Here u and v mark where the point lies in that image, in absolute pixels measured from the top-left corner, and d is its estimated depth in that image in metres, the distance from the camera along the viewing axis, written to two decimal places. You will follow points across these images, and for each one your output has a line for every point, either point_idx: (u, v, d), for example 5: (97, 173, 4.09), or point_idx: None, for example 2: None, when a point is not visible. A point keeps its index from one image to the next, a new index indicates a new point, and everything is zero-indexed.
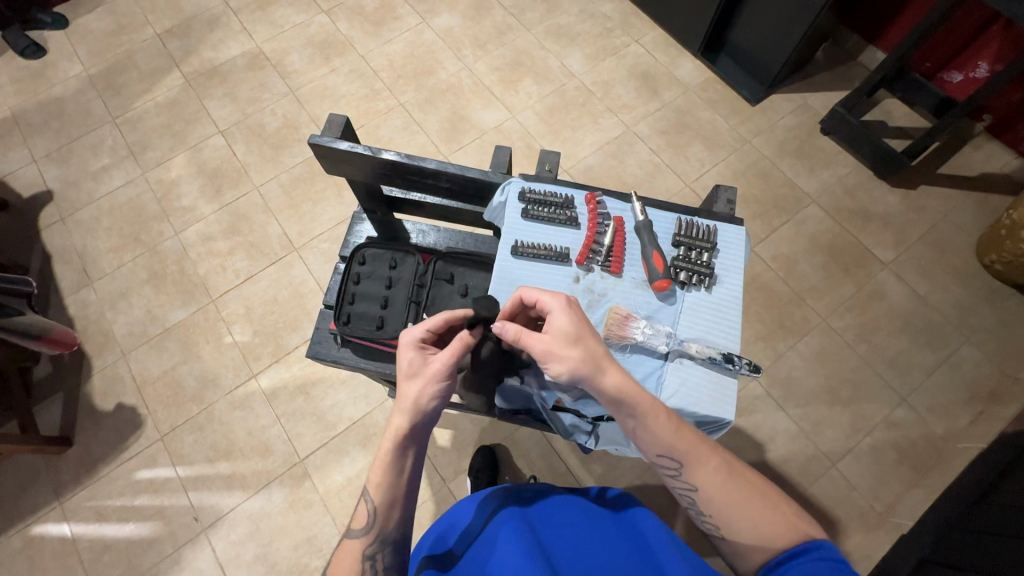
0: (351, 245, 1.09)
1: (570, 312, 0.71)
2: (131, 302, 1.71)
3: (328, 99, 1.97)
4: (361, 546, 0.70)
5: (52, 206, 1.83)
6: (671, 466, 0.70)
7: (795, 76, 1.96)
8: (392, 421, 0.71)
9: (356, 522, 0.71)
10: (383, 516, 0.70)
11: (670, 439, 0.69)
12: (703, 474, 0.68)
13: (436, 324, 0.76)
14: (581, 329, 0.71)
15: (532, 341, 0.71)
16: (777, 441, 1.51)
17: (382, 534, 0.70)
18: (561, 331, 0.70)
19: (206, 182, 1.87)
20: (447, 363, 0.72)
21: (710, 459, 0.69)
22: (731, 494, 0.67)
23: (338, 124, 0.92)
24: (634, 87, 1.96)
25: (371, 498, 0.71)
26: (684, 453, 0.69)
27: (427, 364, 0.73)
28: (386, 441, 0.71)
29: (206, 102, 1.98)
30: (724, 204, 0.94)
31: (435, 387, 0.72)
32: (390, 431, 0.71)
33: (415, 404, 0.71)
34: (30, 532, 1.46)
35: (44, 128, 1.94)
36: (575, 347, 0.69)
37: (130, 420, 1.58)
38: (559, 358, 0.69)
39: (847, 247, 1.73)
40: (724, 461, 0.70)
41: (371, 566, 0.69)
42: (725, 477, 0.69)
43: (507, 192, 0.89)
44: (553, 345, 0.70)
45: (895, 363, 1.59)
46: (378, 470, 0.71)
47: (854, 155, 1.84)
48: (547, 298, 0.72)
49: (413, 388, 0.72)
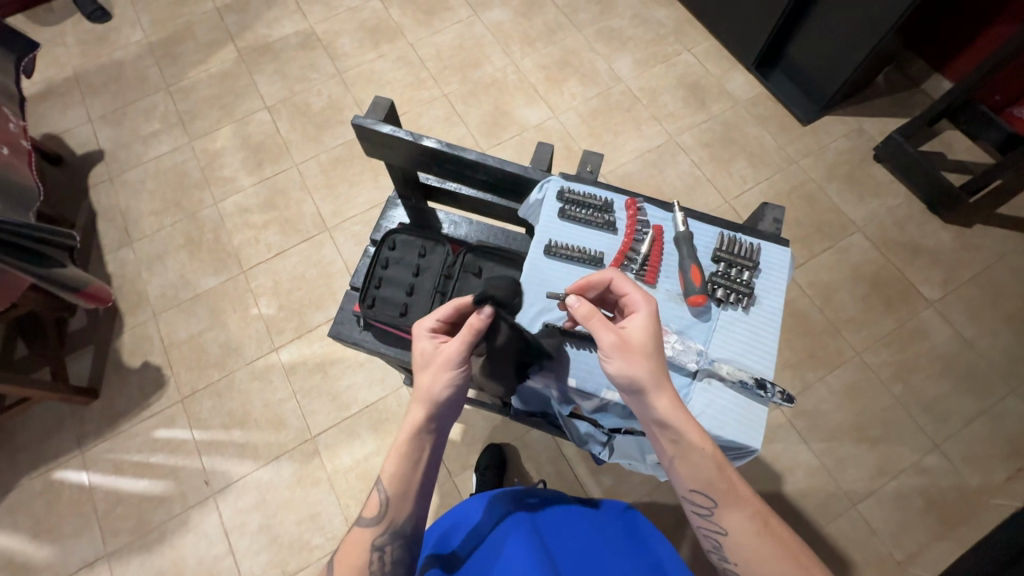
0: (382, 229, 1.09)
1: (653, 318, 0.70)
2: (166, 265, 1.76)
3: (374, 84, 1.99)
4: (372, 536, 0.69)
5: (102, 165, 1.90)
6: (704, 505, 0.67)
7: (852, 99, 1.88)
8: (408, 413, 0.69)
9: (367, 511, 0.70)
10: (395, 507, 0.69)
11: (711, 476, 0.66)
12: (736, 519, 0.66)
13: (446, 312, 0.73)
14: (657, 339, 0.69)
15: (605, 330, 0.68)
16: (796, 473, 1.45)
17: (393, 526, 0.69)
18: (637, 331, 0.69)
19: (248, 156, 1.91)
20: (459, 350, 0.69)
21: (746, 506, 0.67)
22: (763, 546, 0.65)
23: (383, 107, 0.92)
24: (682, 96, 1.92)
25: (384, 489, 0.69)
26: (722, 494, 0.66)
27: (440, 352, 0.70)
28: (401, 432, 0.70)
29: (256, 78, 2.02)
30: (769, 223, 0.91)
31: (448, 376, 0.69)
32: (407, 421, 0.69)
33: (428, 393, 0.68)
34: (50, 477, 1.52)
35: (102, 89, 2.02)
36: (650, 354, 0.68)
37: (154, 379, 1.62)
38: (630, 357, 0.67)
39: (891, 281, 1.65)
40: (759, 510, 0.67)
41: (379, 558, 0.69)
42: (758, 527, 0.66)
43: (545, 190, 0.88)
44: (628, 342, 0.68)
45: (932, 408, 1.51)
46: (392, 461, 0.69)
47: (908, 186, 1.76)
48: (637, 296, 0.71)
49: (426, 378, 0.70)
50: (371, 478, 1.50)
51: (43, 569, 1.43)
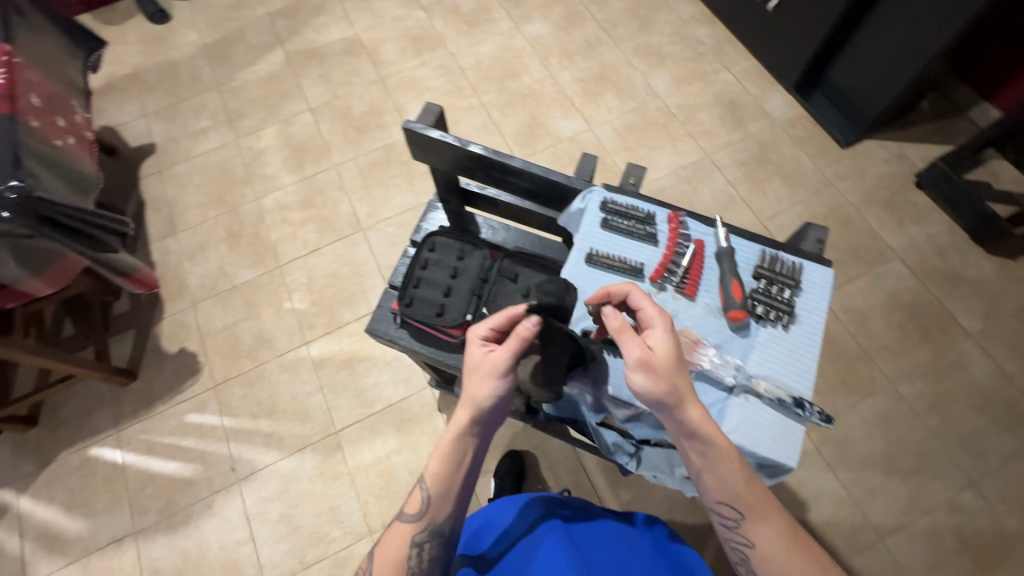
0: (422, 231, 1.12)
1: (672, 333, 0.69)
2: (207, 256, 1.83)
3: (414, 91, 2.05)
4: (411, 533, 0.72)
5: (154, 158, 1.99)
6: (731, 517, 0.67)
7: (894, 123, 1.85)
8: (454, 415, 0.71)
9: (409, 507, 0.73)
10: (436, 506, 0.72)
11: (739, 489, 0.66)
12: (763, 532, 0.66)
13: (499, 322, 0.74)
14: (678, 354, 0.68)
15: (630, 342, 0.66)
16: (821, 502, 1.42)
17: (433, 524, 0.72)
18: (660, 345, 0.67)
19: (290, 155, 1.97)
20: (508, 357, 0.70)
21: (774, 520, 0.67)
22: (790, 561, 0.65)
23: (433, 113, 0.95)
24: (719, 115, 1.91)
25: (427, 487, 0.72)
26: (750, 508, 0.66)
27: (488, 359, 0.71)
28: (447, 434, 0.72)
29: (302, 81, 2.10)
30: (812, 243, 0.91)
31: (494, 384, 0.70)
32: (453, 424, 0.72)
33: (474, 399, 0.70)
34: (87, 453, 1.58)
35: (158, 87, 2.12)
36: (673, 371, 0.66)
37: (189, 365, 1.68)
38: (653, 373, 0.65)
39: (929, 310, 1.61)
40: (788, 525, 0.67)
41: (417, 554, 0.72)
42: (786, 542, 0.66)
43: (587, 200, 0.89)
44: (652, 357, 0.66)
45: (968, 444, 1.46)
46: (436, 460, 0.72)
47: (950, 214, 1.72)
48: (653, 310, 0.70)
49: (473, 384, 0.71)
50: (391, 476, 1.52)
51: (75, 541, 1.49)
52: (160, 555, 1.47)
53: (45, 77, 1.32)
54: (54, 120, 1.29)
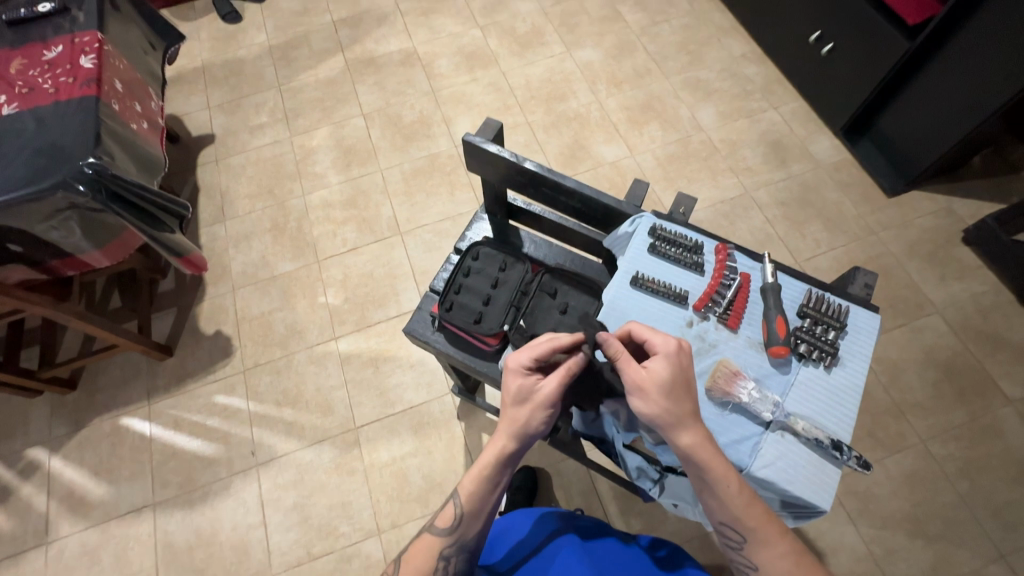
0: (466, 240, 1.16)
1: (675, 362, 0.68)
2: (251, 245, 1.90)
3: (463, 105, 2.11)
4: (441, 546, 0.73)
5: (212, 147, 2.10)
6: (734, 539, 0.66)
7: (944, 176, 1.82)
8: (497, 440, 0.72)
9: (439, 520, 0.74)
10: (467, 523, 0.73)
11: (738, 511, 0.65)
12: (767, 556, 0.65)
13: (541, 352, 0.74)
14: (680, 382, 0.67)
15: (626, 369, 0.68)
16: (839, 555, 1.37)
17: (462, 541, 0.73)
18: (659, 373, 0.67)
19: (339, 156, 2.05)
20: (556, 388, 0.72)
21: (777, 542, 0.65)
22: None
23: (492, 128, 0.98)
24: (763, 153, 1.92)
25: (460, 503, 0.73)
26: (751, 531, 0.65)
27: (537, 390, 0.72)
28: (488, 459, 0.73)
29: (358, 87, 2.19)
30: (860, 287, 0.90)
31: (544, 415, 0.72)
32: (496, 450, 0.72)
33: (525, 428, 0.72)
34: (119, 421, 1.64)
35: (223, 82, 2.23)
36: (671, 397, 0.66)
37: (223, 348, 1.74)
38: (647, 397, 0.66)
39: (967, 370, 1.56)
40: (794, 548, 0.65)
41: (444, 566, 0.73)
42: (792, 566, 0.64)
43: (636, 224, 0.92)
44: (646, 382, 0.67)
45: (1000, 514, 1.40)
46: (471, 480, 0.73)
47: (996, 274, 1.68)
48: (657, 339, 0.70)
49: (522, 412, 0.72)
50: (404, 478, 1.54)
51: (97, 506, 1.54)
52: (175, 529, 1.51)
53: (128, 65, 1.41)
54: (132, 105, 1.37)
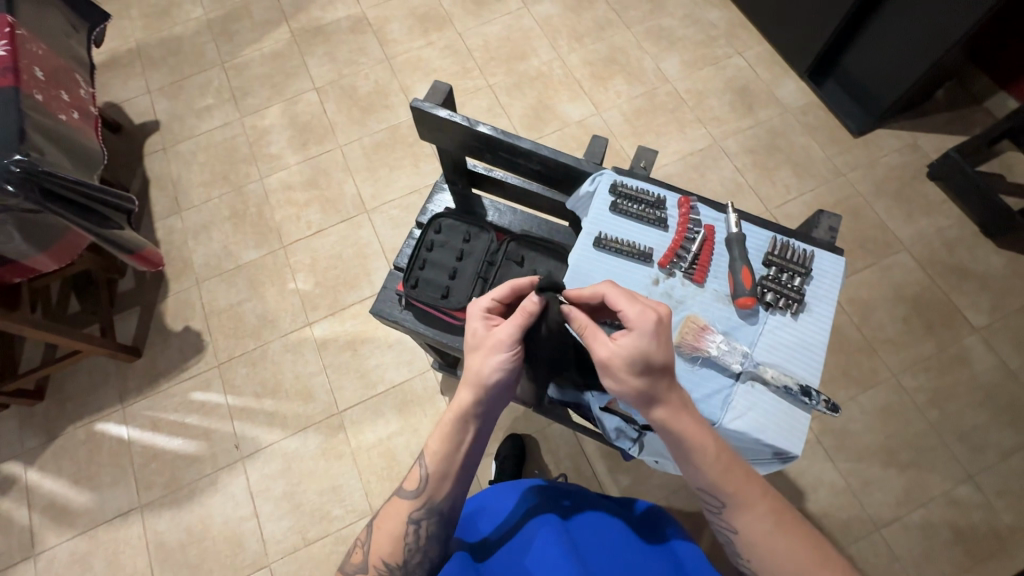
0: (428, 212, 1.12)
1: (649, 338, 0.64)
2: (211, 236, 1.82)
3: (420, 71, 2.02)
4: (409, 509, 0.72)
5: (157, 135, 1.98)
6: (714, 503, 0.67)
7: (908, 112, 1.82)
8: (456, 394, 0.72)
9: (408, 484, 0.74)
10: (435, 483, 0.72)
11: (715, 477, 0.66)
12: (747, 518, 0.65)
13: (502, 294, 0.75)
14: (653, 360, 0.64)
15: (595, 346, 0.67)
16: (819, 492, 1.42)
17: (431, 502, 0.72)
18: (629, 351, 0.64)
19: (295, 134, 1.96)
20: (511, 333, 0.70)
21: (757, 504, 0.66)
22: (777, 545, 0.64)
23: (441, 92, 0.94)
24: (729, 100, 1.88)
25: (426, 464, 0.73)
26: (730, 495, 0.66)
27: (491, 336, 0.72)
28: (449, 413, 0.72)
29: (307, 59, 2.07)
30: (824, 231, 0.90)
31: (498, 360, 0.70)
32: (455, 404, 0.72)
33: (478, 376, 0.70)
34: (93, 428, 1.60)
35: (161, 63, 2.09)
36: (641, 376, 0.64)
37: (193, 344, 1.69)
38: (616, 376, 0.66)
39: (935, 304, 1.60)
40: (774, 508, 0.66)
41: (415, 531, 0.72)
42: (774, 526, 0.65)
43: (597, 182, 0.89)
44: (614, 360, 0.65)
45: (967, 438, 1.47)
46: (436, 438, 0.73)
47: (960, 207, 1.70)
48: (633, 311, 0.66)
49: (477, 361, 0.71)
50: (392, 457, 1.54)
51: (82, 514, 1.51)
52: (165, 528, 1.50)
53: (48, 50, 1.30)
54: (58, 94, 1.28)
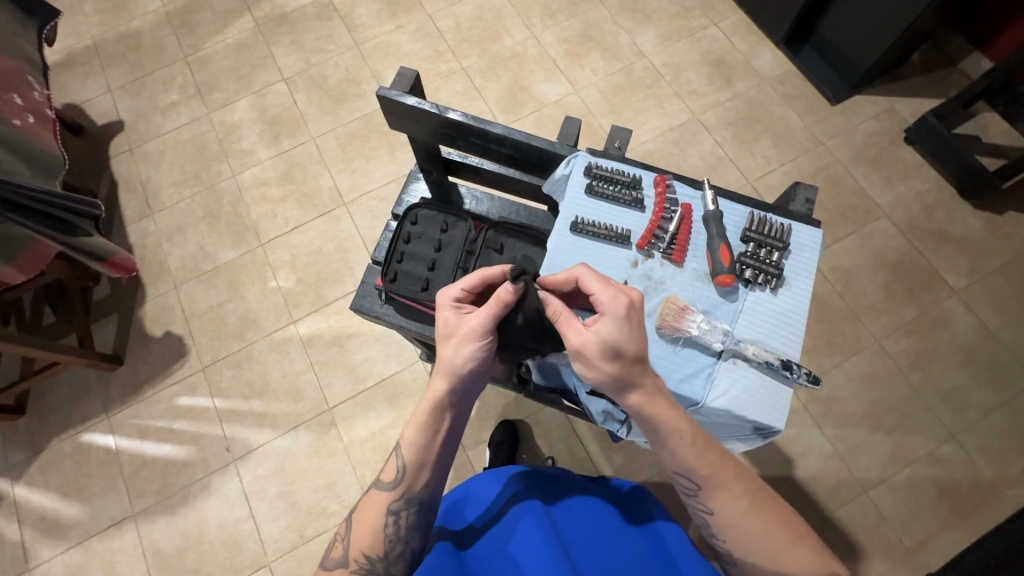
0: (404, 203, 1.10)
1: (621, 323, 0.66)
2: (186, 237, 1.78)
3: (391, 57, 1.96)
4: (388, 501, 0.72)
5: (123, 135, 1.91)
6: (689, 487, 0.68)
7: (884, 77, 1.82)
8: (431, 383, 0.72)
9: (385, 476, 0.74)
10: (413, 473, 0.72)
11: (692, 460, 0.67)
12: (723, 499, 0.67)
13: (472, 283, 0.75)
14: (627, 345, 0.66)
15: (569, 332, 0.68)
16: (807, 459, 1.45)
17: (409, 493, 0.72)
18: (603, 336, 0.65)
19: (266, 128, 1.90)
20: (483, 323, 0.71)
21: (733, 485, 0.67)
22: (751, 524, 0.65)
23: (408, 78, 0.91)
24: (707, 73, 1.86)
25: (403, 455, 0.73)
26: (706, 477, 0.67)
27: (462, 324, 0.72)
28: (424, 403, 0.73)
29: (274, 49, 2.00)
30: (801, 203, 0.90)
31: (471, 349, 0.71)
32: (429, 393, 0.72)
33: (451, 365, 0.71)
34: (79, 439, 1.57)
35: (121, 60, 2.01)
36: (615, 361, 0.66)
37: (176, 348, 1.66)
38: (589, 361, 0.66)
39: (915, 268, 1.62)
40: (749, 489, 0.67)
41: (394, 522, 0.72)
42: (749, 506, 0.66)
43: (572, 165, 0.87)
44: (588, 345, 0.66)
45: (949, 398, 1.50)
46: (411, 429, 0.73)
47: (937, 170, 1.71)
48: (605, 297, 0.67)
49: (449, 350, 0.72)
50: (386, 450, 1.54)
51: (75, 526, 1.50)
52: (161, 535, 1.49)
53: None
54: (9, 98, 1.22)
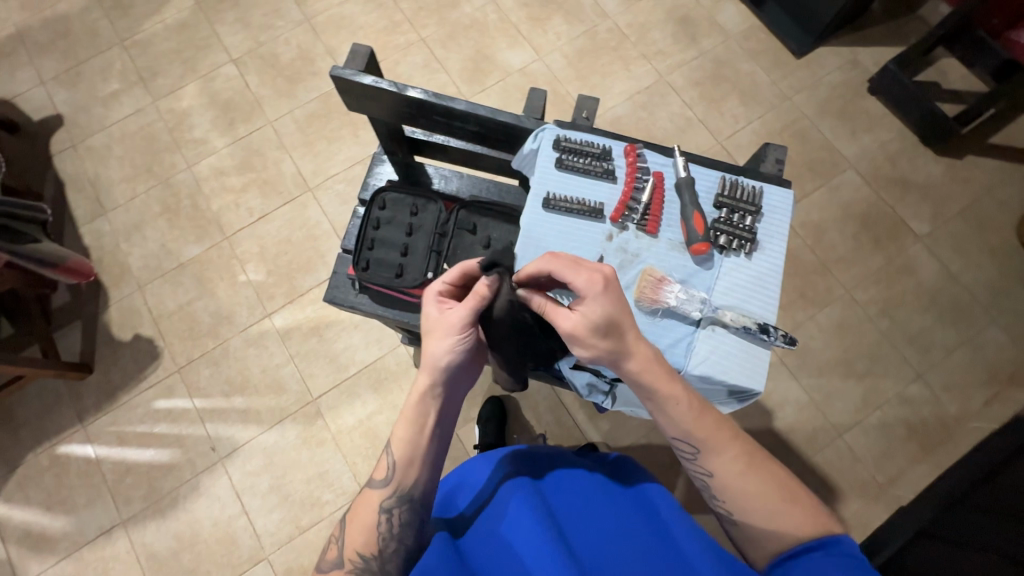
0: (370, 187, 1.07)
1: (603, 303, 0.66)
2: (145, 235, 1.70)
3: (345, 30, 1.86)
4: (380, 498, 0.72)
5: (63, 131, 1.79)
6: (687, 450, 0.71)
7: (847, 28, 1.81)
8: (415, 378, 0.73)
9: (377, 475, 0.74)
10: (403, 469, 0.73)
11: (690, 425, 0.69)
12: (719, 461, 0.69)
13: (454, 276, 0.77)
14: (613, 322, 0.66)
15: (559, 321, 0.69)
16: (785, 409, 1.51)
17: (402, 489, 0.72)
18: (589, 320, 0.66)
19: (218, 114, 1.81)
20: (464, 315, 0.73)
21: (729, 448, 0.69)
22: (748, 484, 0.67)
23: (362, 55, 0.86)
24: (671, 32, 1.83)
25: (393, 452, 0.74)
26: (703, 441, 0.69)
27: (443, 318, 0.74)
28: (410, 398, 0.74)
29: (218, 28, 1.88)
30: (771, 164, 0.90)
31: (450, 342, 0.72)
32: (414, 388, 0.74)
33: (432, 358, 0.72)
34: (56, 452, 1.53)
35: (51, 48, 1.86)
36: (606, 339, 0.67)
37: (147, 351, 1.61)
38: (585, 345, 0.68)
39: (881, 218, 1.66)
40: (745, 451, 0.69)
41: (387, 520, 0.71)
42: (745, 468, 0.68)
43: (540, 139, 0.85)
44: (579, 330, 0.68)
45: (916, 341, 1.56)
46: (401, 425, 0.74)
47: (900, 119, 1.74)
48: (581, 280, 0.66)
49: (430, 344, 0.73)
50: (375, 436, 1.54)
51: (61, 538, 1.47)
52: (153, 539, 1.47)
53: None
54: None
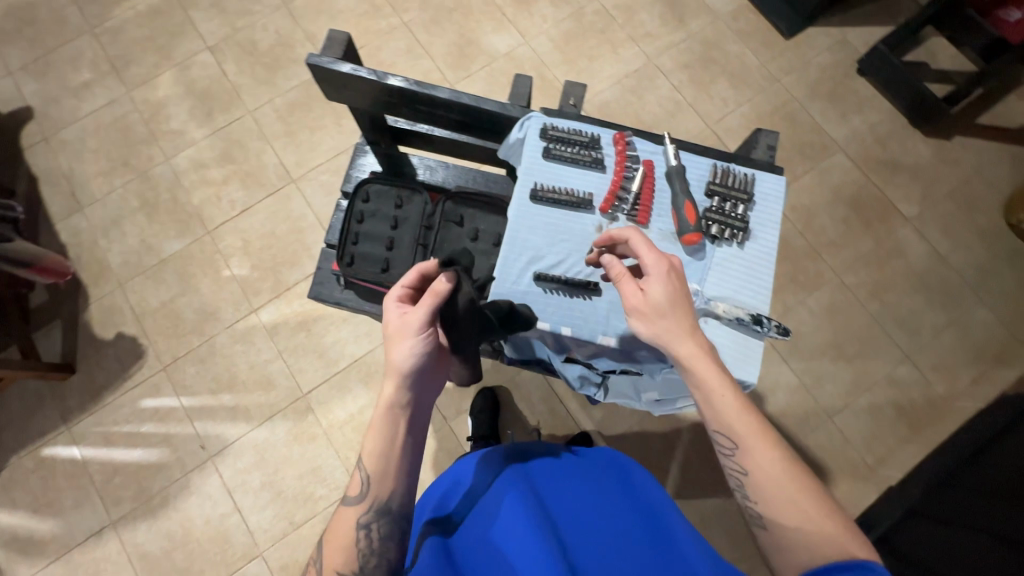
0: (353, 179, 1.04)
1: (670, 281, 0.69)
2: (123, 231, 1.65)
3: (325, 15, 1.81)
4: (356, 514, 0.67)
5: (34, 124, 1.73)
6: (726, 445, 0.67)
7: (836, 7, 1.79)
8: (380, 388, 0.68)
9: (351, 490, 0.68)
10: (378, 483, 0.67)
11: (733, 419, 0.66)
12: (759, 459, 0.64)
13: (411, 278, 0.73)
14: (677, 300, 0.69)
15: (625, 292, 0.71)
16: (777, 393, 1.52)
17: (378, 503, 0.67)
18: (654, 295, 0.69)
19: (195, 104, 1.75)
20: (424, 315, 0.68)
21: (769, 448, 0.65)
22: (787, 487, 0.63)
23: (340, 42, 0.83)
24: (660, 14, 1.79)
25: (364, 467, 0.67)
26: (745, 437, 0.65)
27: (401, 321, 0.69)
28: (376, 411, 0.68)
29: (192, 14, 1.81)
30: (763, 150, 0.89)
31: (409, 344, 0.67)
32: (380, 398, 0.68)
33: (393, 364, 0.67)
34: (41, 454, 1.50)
35: (17, 36, 1.79)
36: (666, 317, 0.69)
37: (131, 350, 1.57)
38: (647, 320, 0.70)
39: (871, 200, 1.66)
40: (785, 455, 0.65)
41: (366, 535, 0.67)
42: (783, 471, 0.64)
43: (527, 128, 0.83)
44: (644, 305, 0.70)
45: (905, 323, 1.57)
46: (368, 438, 0.68)
47: (889, 101, 1.73)
48: (651, 259, 0.71)
49: (391, 349, 0.68)
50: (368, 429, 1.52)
51: (50, 541, 1.45)
52: (144, 539, 1.46)
53: None
54: None
